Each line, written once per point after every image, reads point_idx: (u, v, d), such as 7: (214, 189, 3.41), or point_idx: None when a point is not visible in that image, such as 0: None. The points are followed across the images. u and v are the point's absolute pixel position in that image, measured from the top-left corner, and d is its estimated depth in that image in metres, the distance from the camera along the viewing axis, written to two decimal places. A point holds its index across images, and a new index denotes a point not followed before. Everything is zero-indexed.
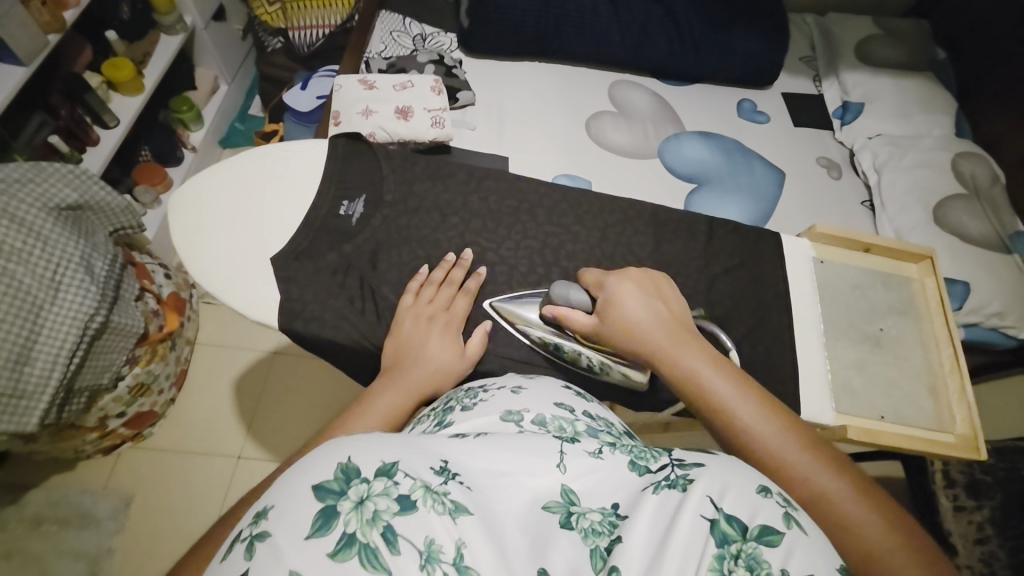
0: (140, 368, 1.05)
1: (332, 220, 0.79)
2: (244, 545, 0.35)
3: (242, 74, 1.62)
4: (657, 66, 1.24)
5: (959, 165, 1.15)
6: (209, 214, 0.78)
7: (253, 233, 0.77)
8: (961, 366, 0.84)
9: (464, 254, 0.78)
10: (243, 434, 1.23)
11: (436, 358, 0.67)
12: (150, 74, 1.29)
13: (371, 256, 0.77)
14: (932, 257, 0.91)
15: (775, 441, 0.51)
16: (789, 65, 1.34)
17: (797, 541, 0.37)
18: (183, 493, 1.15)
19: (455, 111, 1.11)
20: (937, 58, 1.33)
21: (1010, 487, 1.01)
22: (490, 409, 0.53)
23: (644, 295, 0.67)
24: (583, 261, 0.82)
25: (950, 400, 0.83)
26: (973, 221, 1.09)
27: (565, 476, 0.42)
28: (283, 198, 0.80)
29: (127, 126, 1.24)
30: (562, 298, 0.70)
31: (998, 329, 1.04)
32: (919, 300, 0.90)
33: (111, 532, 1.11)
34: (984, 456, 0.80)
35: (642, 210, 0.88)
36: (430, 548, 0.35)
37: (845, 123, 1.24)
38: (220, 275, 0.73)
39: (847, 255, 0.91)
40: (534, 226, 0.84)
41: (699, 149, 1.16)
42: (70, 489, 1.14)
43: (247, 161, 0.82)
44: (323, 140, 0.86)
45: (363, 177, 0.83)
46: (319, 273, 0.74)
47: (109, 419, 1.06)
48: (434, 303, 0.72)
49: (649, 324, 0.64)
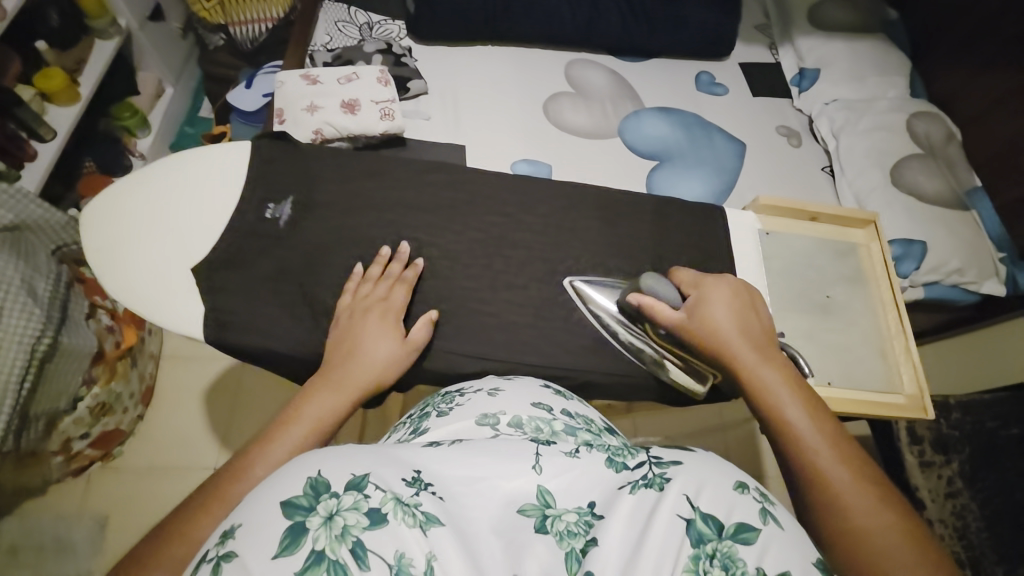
0: (99, 388, 1.01)
1: (261, 225, 0.77)
2: (209, 567, 0.34)
3: (188, 76, 1.54)
4: (612, 42, 1.22)
5: (914, 125, 1.16)
6: (131, 227, 0.75)
7: (176, 245, 0.74)
8: (903, 327, 0.86)
9: (401, 247, 0.76)
10: (217, 448, 1.21)
11: (375, 354, 0.66)
12: (87, 82, 1.22)
13: (309, 261, 0.75)
14: (876, 222, 0.92)
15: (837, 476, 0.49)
16: (745, 34, 1.34)
17: (773, 536, 0.38)
18: (160, 512, 1.13)
19: (407, 101, 1.07)
20: (889, 18, 1.33)
21: (976, 440, 1.05)
22: (465, 413, 0.54)
23: (735, 302, 0.66)
24: (531, 250, 0.81)
25: (898, 360, 0.85)
26: (929, 180, 1.10)
27: (541, 476, 0.43)
28: (210, 207, 0.77)
29: (65, 138, 1.17)
30: (650, 291, 0.70)
31: (957, 286, 1.05)
32: (865, 263, 0.91)
33: (89, 556, 1.09)
34: (931, 415, 0.82)
35: (591, 193, 0.88)
36: (400, 562, 0.35)
37: (802, 89, 1.25)
38: (142, 292, 0.71)
39: (792, 224, 0.91)
40: (478, 217, 0.83)
41: (660, 125, 1.15)
42: (42, 518, 1.11)
43: (174, 167, 0.79)
44: (247, 141, 0.82)
45: (290, 178, 0.80)
46: (255, 282, 0.73)
47: (73, 442, 1.03)
48: (371, 295, 0.71)
49: (737, 334, 0.63)
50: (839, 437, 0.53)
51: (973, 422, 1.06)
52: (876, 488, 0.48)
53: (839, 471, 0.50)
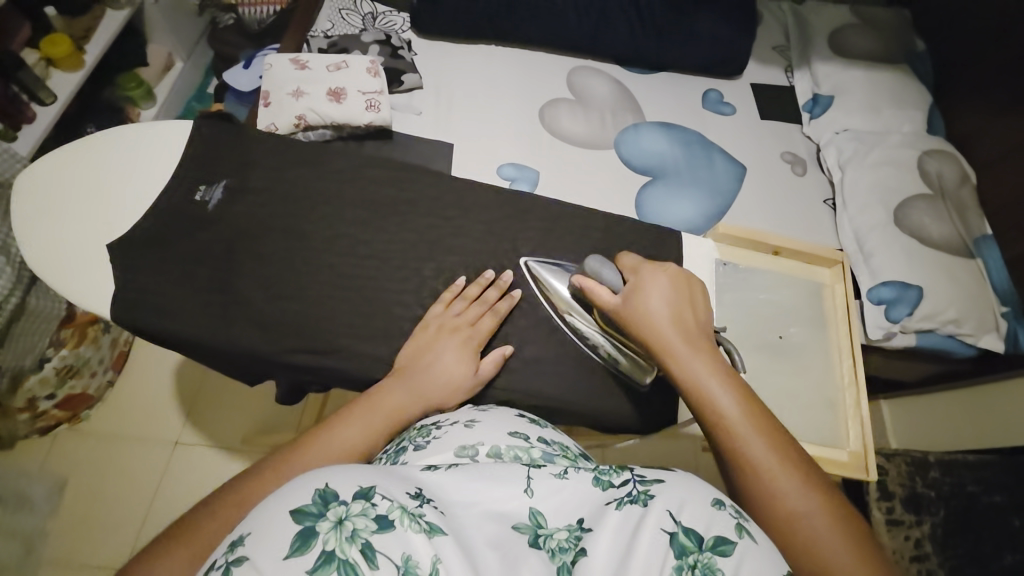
0: (66, 351, 1.05)
1: (187, 206, 0.77)
2: (219, 572, 0.35)
3: (201, 53, 1.56)
4: (618, 51, 1.19)
5: (925, 163, 1.11)
6: (61, 200, 0.76)
7: (97, 220, 0.75)
8: (858, 378, 0.82)
9: (505, 274, 0.77)
10: (182, 421, 1.22)
11: (447, 371, 0.65)
12: (92, 49, 1.24)
13: (227, 246, 0.74)
14: (842, 263, 0.89)
15: (779, 476, 0.46)
16: (761, 54, 1.30)
17: (750, 550, 0.39)
18: (119, 479, 1.15)
19: (401, 94, 1.07)
20: (915, 49, 1.27)
21: (951, 502, 1.03)
22: (443, 446, 0.52)
23: (671, 293, 0.63)
24: (463, 257, 0.79)
25: (847, 415, 0.81)
26: (935, 224, 1.05)
27: (532, 499, 0.43)
28: (144, 186, 0.78)
29: (65, 103, 1.18)
30: (594, 272, 0.69)
31: (954, 337, 1.00)
32: (825, 305, 0.88)
33: (46, 514, 1.11)
34: (873, 478, 0.77)
35: (528, 210, 0.84)
36: (407, 563, 0.36)
37: (814, 116, 1.20)
38: (59, 266, 0.72)
39: (755, 257, 0.88)
40: (414, 219, 0.81)
41: (659, 141, 1.12)
42: (5, 470, 1.13)
43: (112, 141, 0.81)
44: (190, 122, 0.84)
45: (234, 163, 0.80)
46: (170, 263, 0.72)
47: (38, 402, 1.07)
48: (462, 317, 0.71)
49: (670, 325, 0.60)
50: (775, 428, 0.50)
51: (953, 484, 1.04)
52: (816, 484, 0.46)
53: (778, 468, 0.47)
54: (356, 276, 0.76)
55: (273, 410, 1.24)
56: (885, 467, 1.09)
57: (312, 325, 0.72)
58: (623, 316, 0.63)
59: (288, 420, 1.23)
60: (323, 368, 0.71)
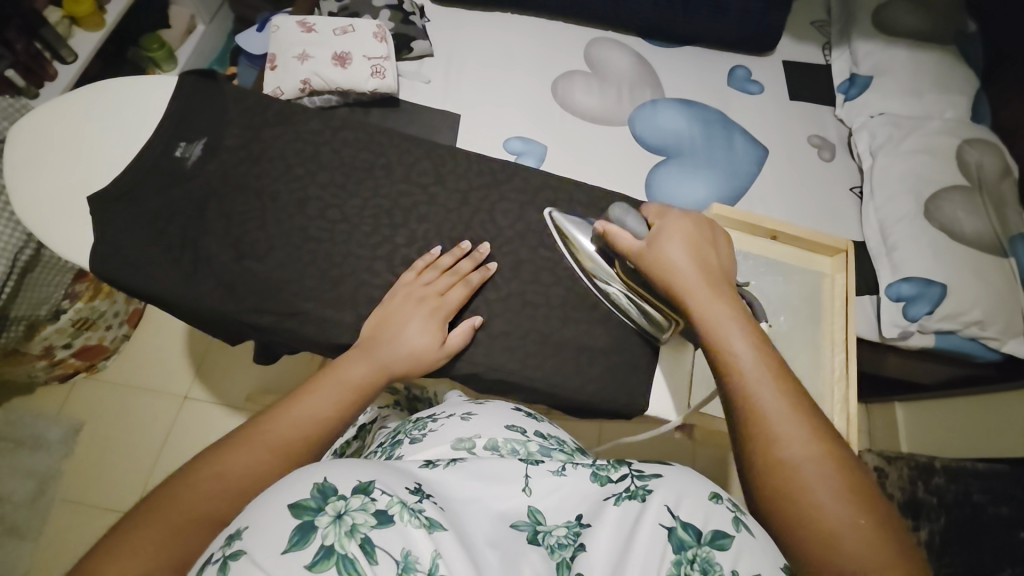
0: (82, 304, 1.12)
1: (165, 162, 0.78)
2: (217, 566, 0.34)
3: (223, 16, 1.57)
4: (641, 23, 1.13)
5: (964, 152, 1.02)
6: (46, 154, 0.79)
7: (80, 174, 0.78)
8: (850, 373, 0.78)
9: (481, 246, 0.76)
10: (190, 377, 1.29)
11: (413, 343, 0.65)
12: (112, 10, 1.28)
13: (199, 205, 0.76)
14: (847, 252, 0.84)
15: (772, 408, 0.49)
16: (798, 30, 1.22)
17: (745, 542, 0.39)
18: (129, 426, 1.24)
19: (411, 61, 1.05)
20: (966, 30, 1.17)
21: (952, 511, 1.00)
22: (440, 438, 0.54)
23: (696, 239, 0.64)
24: (436, 226, 0.79)
25: (832, 409, 0.78)
26: (968, 217, 0.97)
27: (530, 497, 0.45)
28: (125, 145, 0.81)
29: (85, 63, 1.22)
30: (617, 220, 0.69)
31: (976, 339, 0.94)
32: (823, 297, 0.84)
33: (60, 455, 1.21)
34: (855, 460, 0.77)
35: (515, 174, 0.84)
36: (406, 559, 0.36)
37: (848, 98, 1.12)
38: (38, 216, 0.75)
39: (747, 242, 0.85)
40: (387, 183, 0.81)
41: (675, 118, 1.07)
42: (26, 413, 1.23)
43: (98, 98, 0.84)
44: (173, 78, 0.87)
45: (207, 121, 0.82)
46: (138, 219, 0.74)
47: (56, 349, 1.14)
48: (431, 286, 0.71)
49: (694, 270, 0.61)
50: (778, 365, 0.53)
51: (958, 492, 1.02)
52: (809, 419, 0.49)
53: (774, 400, 0.50)
54: (346, 246, 0.76)
55: (271, 371, 1.29)
56: (886, 469, 1.08)
57: (282, 287, 0.73)
58: (643, 257, 0.64)
59: (284, 383, 1.28)
60: (292, 332, 0.72)
